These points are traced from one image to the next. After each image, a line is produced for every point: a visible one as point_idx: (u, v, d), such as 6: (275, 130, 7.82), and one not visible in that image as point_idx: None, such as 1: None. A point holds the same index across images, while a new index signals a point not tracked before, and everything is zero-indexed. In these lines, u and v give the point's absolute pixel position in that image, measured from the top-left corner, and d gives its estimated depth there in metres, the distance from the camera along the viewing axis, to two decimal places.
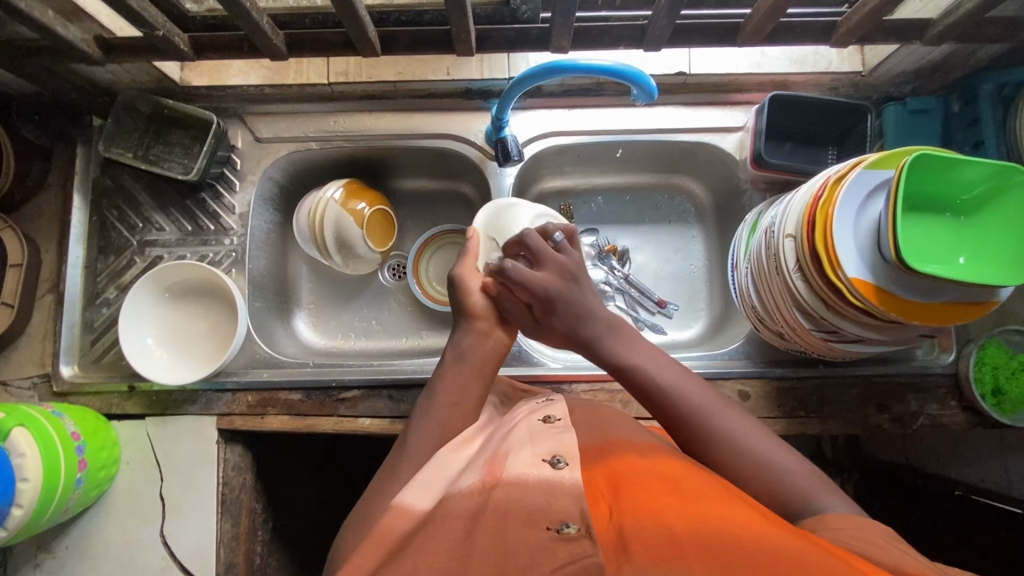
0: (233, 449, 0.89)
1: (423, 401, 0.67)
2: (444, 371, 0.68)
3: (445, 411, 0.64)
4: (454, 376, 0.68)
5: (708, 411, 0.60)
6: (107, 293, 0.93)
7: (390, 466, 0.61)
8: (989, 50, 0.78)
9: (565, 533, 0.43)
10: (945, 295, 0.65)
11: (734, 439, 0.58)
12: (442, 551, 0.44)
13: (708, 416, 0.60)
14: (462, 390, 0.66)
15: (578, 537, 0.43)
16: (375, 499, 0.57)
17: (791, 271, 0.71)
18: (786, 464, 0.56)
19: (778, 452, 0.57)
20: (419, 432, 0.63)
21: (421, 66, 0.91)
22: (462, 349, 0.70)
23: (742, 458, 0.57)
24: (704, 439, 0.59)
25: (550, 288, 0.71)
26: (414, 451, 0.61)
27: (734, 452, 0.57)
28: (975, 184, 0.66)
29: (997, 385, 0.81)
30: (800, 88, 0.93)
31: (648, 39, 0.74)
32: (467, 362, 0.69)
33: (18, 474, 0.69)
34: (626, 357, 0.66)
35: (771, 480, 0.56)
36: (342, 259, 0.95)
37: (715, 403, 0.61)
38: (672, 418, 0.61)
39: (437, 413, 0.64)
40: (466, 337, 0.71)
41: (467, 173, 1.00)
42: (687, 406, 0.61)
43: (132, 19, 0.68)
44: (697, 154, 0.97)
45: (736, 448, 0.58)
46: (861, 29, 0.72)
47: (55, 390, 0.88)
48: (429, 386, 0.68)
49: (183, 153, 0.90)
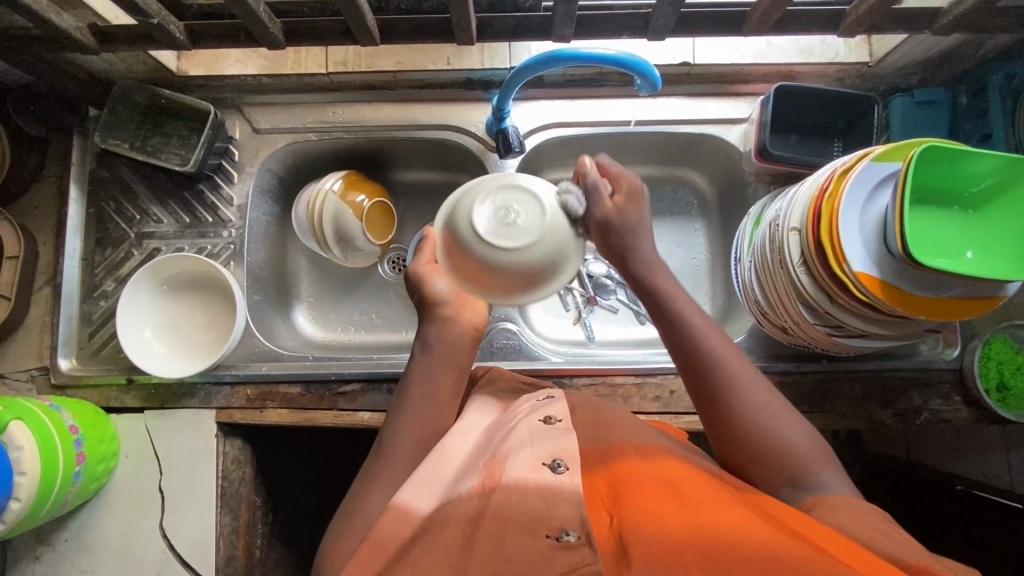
0: (233, 442, 0.88)
1: (398, 399, 0.65)
2: (422, 363, 0.66)
3: (425, 409, 0.64)
4: (432, 372, 0.66)
5: (733, 371, 0.59)
6: (105, 285, 0.92)
7: (377, 457, 0.61)
8: (999, 40, 0.77)
9: (564, 541, 0.43)
10: (953, 290, 0.64)
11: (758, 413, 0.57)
12: (442, 555, 0.44)
13: (734, 382, 0.59)
14: (442, 388, 0.65)
15: (579, 545, 0.43)
16: (373, 490, 0.58)
17: (795, 264, 0.70)
18: (785, 422, 0.57)
19: (784, 409, 0.58)
20: (405, 428, 0.62)
21: (421, 55, 0.89)
22: (429, 342, 0.67)
23: (746, 407, 0.58)
24: (711, 380, 0.59)
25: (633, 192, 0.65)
26: (406, 449, 0.61)
27: (744, 404, 0.58)
28: (984, 177, 0.65)
29: (1003, 380, 0.81)
30: (806, 79, 0.92)
31: (653, 27, 0.72)
32: (446, 357, 0.67)
33: (15, 468, 0.69)
34: (667, 297, 0.64)
35: (773, 452, 0.56)
36: (342, 252, 0.94)
37: (743, 369, 0.60)
38: (700, 378, 0.60)
39: (422, 412, 0.63)
40: (432, 328, 0.67)
41: (467, 165, 0.99)
42: (720, 368, 0.59)
43: (127, 6, 0.66)
44: (701, 146, 0.96)
45: (744, 395, 0.58)
46: (870, 18, 0.70)
47: (54, 383, 0.88)
48: (404, 381, 0.66)
49: (181, 143, 0.89)
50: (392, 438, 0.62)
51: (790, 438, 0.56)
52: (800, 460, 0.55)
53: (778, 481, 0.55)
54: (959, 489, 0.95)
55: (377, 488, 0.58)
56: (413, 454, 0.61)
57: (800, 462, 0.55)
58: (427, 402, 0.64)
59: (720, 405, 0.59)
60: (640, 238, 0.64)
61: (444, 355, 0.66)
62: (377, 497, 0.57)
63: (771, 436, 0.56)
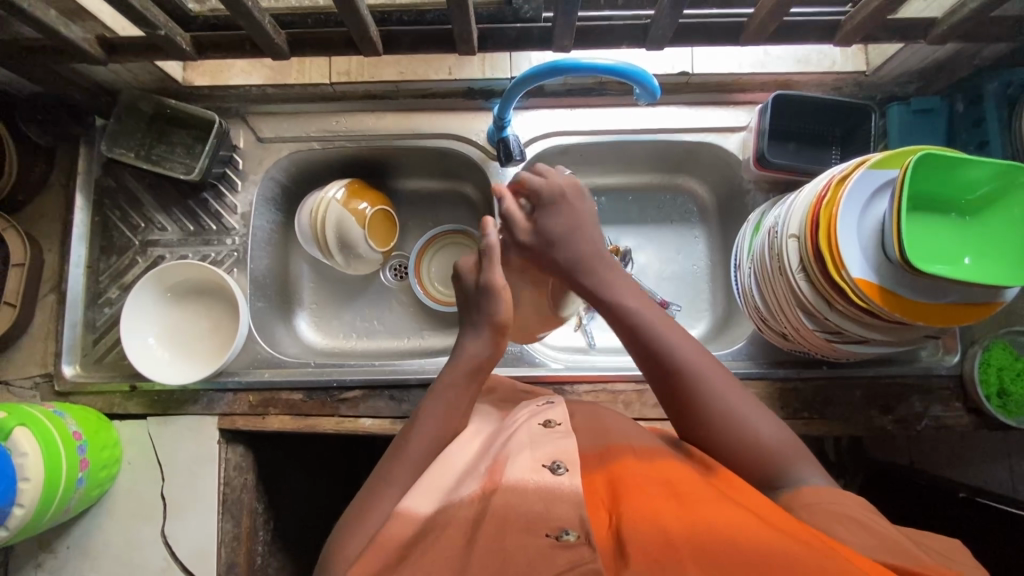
0: (234, 449, 0.89)
1: (423, 406, 0.64)
2: (451, 375, 0.65)
3: (446, 421, 0.63)
4: (459, 385, 0.65)
5: (696, 365, 0.59)
6: (109, 293, 0.93)
7: (387, 462, 0.60)
8: (995, 49, 0.77)
9: (564, 541, 0.43)
10: (949, 297, 0.65)
11: (723, 407, 0.57)
12: (441, 553, 0.44)
13: (697, 375, 0.59)
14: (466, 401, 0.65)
15: (577, 545, 0.43)
16: (383, 496, 0.56)
17: (795, 271, 0.70)
18: (723, 383, 0.59)
19: (720, 370, 0.60)
20: (423, 437, 0.61)
21: (423, 66, 0.91)
22: (480, 361, 0.66)
23: (701, 385, 0.58)
24: (649, 345, 0.61)
25: (559, 196, 0.67)
26: (420, 457, 0.60)
27: (709, 397, 0.58)
28: (981, 184, 0.65)
29: (1003, 386, 0.81)
30: (803, 88, 0.93)
31: (651, 37, 0.73)
32: (478, 372, 0.66)
33: (20, 474, 0.69)
34: (622, 299, 0.63)
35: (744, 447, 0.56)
36: (344, 258, 0.95)
37: (707, 363, 0.60)
38: (665, 370, 0.60)
39: (443, 425, 0.63)
40: (487, 348, 0.66)
41: (468, 173, 1.00)
42: (683, 361, 0.59)
43: (134, 19, 0.67)
44: (699, 155, 0.97)
45: (682, 359, 0.59)
46: (866, 28, 0.71)
47: (57, 390, 0.88)
48: (434, 392, 0.65)
49: (187, 152, 0.90)
50: (409, 447, 0.61)
51: (743, 416, 0.57)
52: (741, 422, 0.57)
53: (773, 481, 0.54)
54: (963, 497, 0.94)
55: (390, 496, 0.56)
56: (423, 459, 0.60)
57: (741, 420, 0.57)
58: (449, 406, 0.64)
59: (660, 369, 0.60)
60: (584, 236, 0.66)
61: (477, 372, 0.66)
62: (389, 501, 0.56)
63: (709, 395, 0.58)
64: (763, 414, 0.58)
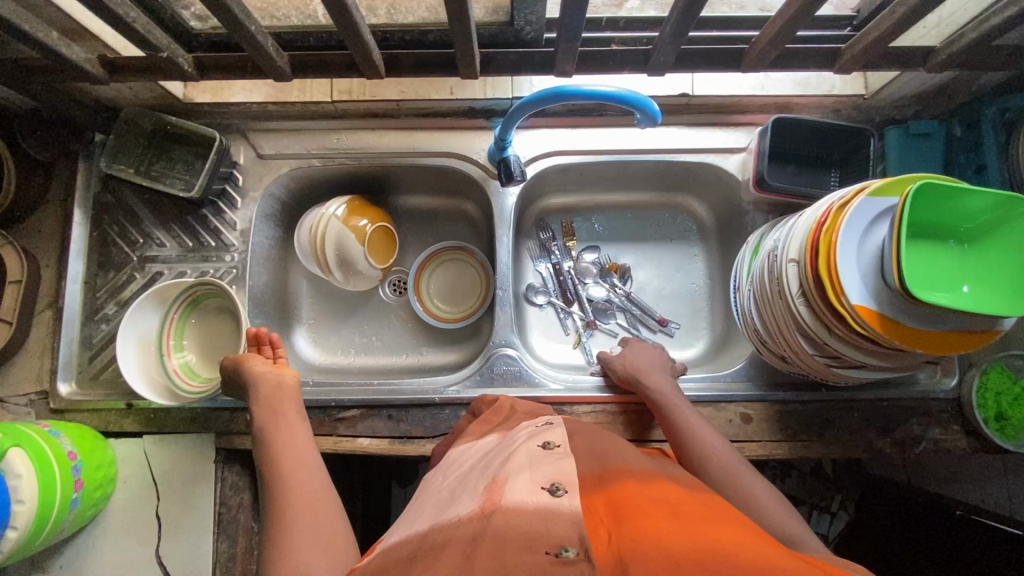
0: (231, 468, 0.87)
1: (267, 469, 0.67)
2: (260, 402, 0.75)
3: (293, 466, 0.66)
4: (279, 429, 0.72)
5: (694, 427, 0.72)
6: (106, 309, 0.92)
7: (276, 523, 0.59)
8: (992, 76, 0.78)
9: (564, 557, 0.43)
10: (948, 324, 0.65)
11: (722, 461, 0.68)
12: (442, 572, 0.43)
13: (694, 432, 0.72)
14: (286, 414, 0.74)
15: (577, 561, 0.42)
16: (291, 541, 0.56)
17: (794, 296, 0.70)
18: (728, 453, 0.69)
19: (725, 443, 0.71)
20: (288, 484, 0.64)
21: (424, 85, 0.90)
22: (264, 398, 0.75)
23: (700, 441, 0.71)
24: (668, 418, 0.75)
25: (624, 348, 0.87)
26: (303, 510, 0.60)
27: (707, 452, 0.69)
28: (978, 214, 0.66)
29: (1000, 411, 0.81)
30: (803, 110, 0.93)
31: (652, 63, 0.74)
32: (283, 399, 0.76)
33: (14, 496, 0.68)
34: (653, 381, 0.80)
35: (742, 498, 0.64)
36: (343, 276, 0.95)
37: (698, 422, 0.73)
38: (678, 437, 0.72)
39: (292, 446, 0.69)
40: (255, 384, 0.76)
41: (469, 191, 1.00)
42: (684, 422, 0.73)
43: (137, 41, 0.68)
44: (700, 175, 0.98)
45: (695, 433, 0.72)
46: (866, 56, 0.71)
47: (53, 407, 0.87)
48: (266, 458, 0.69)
49: (186, 168, 0.90)
50: (285, 495, 0.62)
51: (736, 468, 0.67)
52: (741, 484, 0.65)
53: None
54: (958, 515, 0.94)
55: (303, 543, 0.56)
56: (299, 507, 0.61)
57: (739, 480, 0.65)
58: (300, 460, 0.67)
59: (675, 440, 0.73)
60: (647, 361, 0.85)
61: (281, 392, 0.76)
62: (308, 551, 0.55)
63: (715, 460, 0.68)
64: (758, 481, 0.66)
